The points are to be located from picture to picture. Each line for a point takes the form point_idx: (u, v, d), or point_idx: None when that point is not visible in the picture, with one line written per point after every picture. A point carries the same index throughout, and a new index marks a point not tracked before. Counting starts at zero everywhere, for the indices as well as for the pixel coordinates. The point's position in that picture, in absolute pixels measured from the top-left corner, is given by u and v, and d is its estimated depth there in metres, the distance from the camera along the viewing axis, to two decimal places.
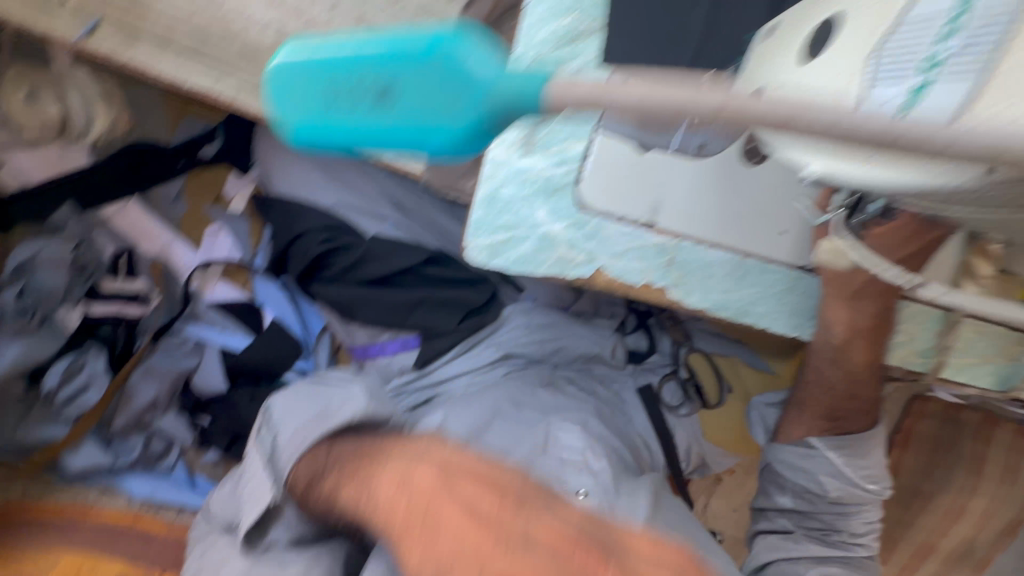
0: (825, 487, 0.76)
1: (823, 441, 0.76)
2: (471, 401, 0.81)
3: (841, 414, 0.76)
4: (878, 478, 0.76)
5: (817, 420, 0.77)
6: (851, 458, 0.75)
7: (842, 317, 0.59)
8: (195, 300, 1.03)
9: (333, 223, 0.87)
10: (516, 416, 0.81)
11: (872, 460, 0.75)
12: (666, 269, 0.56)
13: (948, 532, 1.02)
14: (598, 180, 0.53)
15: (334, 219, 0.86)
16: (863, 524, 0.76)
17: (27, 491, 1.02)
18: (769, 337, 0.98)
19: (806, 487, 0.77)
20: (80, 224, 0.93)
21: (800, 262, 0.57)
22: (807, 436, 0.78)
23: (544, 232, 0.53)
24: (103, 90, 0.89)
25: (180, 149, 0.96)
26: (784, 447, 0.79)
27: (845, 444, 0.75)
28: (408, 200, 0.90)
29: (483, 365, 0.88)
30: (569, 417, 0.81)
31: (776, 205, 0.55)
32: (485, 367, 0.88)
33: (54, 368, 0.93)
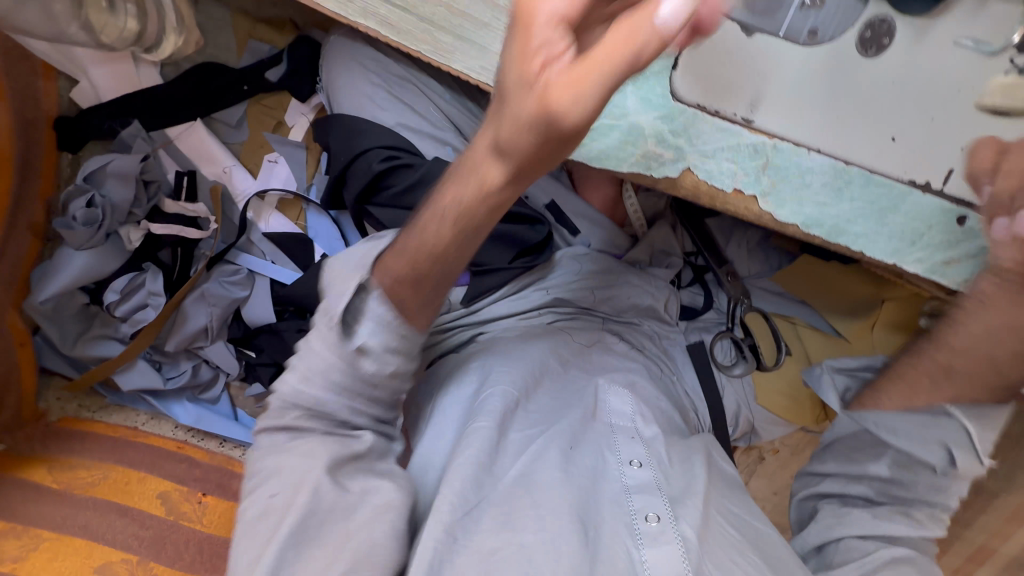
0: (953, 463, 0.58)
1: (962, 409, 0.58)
2: (517, 353, 0.73)
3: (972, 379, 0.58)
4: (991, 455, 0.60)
5: (945, 387, 0.60)
6: (985, 429, 0.58)
7: (943, 240, 0.54)
8: (250, 230, 1.04)
9: (394, 142, 0.79)
10: (563, 375, 0.73)
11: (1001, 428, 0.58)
12: (759, 173, 0.52)
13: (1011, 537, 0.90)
14: (696, 66, 0.48)
15: (398, 138, 0.79)
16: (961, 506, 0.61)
17: (82, 408, 1.08)
18: (835, 297, 0.92)
19: (924, 460, 0.60)
20: (147, 142, 0.94)
21: (907, 174, 0.52)
22: (942, 404, 0.59)
23: (632, 122, 0.50)
24: (178, 12, 0.87)
25: (246, 72, 0.95)
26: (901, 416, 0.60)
27: (988, 414, 0.58)
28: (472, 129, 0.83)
29: (530, 309, 0.84)
30: (616, 379, 0.75)
31: (889, 105, 0.50)
32: (531, 312, 0.84)
33: (116, 284, 0.96)
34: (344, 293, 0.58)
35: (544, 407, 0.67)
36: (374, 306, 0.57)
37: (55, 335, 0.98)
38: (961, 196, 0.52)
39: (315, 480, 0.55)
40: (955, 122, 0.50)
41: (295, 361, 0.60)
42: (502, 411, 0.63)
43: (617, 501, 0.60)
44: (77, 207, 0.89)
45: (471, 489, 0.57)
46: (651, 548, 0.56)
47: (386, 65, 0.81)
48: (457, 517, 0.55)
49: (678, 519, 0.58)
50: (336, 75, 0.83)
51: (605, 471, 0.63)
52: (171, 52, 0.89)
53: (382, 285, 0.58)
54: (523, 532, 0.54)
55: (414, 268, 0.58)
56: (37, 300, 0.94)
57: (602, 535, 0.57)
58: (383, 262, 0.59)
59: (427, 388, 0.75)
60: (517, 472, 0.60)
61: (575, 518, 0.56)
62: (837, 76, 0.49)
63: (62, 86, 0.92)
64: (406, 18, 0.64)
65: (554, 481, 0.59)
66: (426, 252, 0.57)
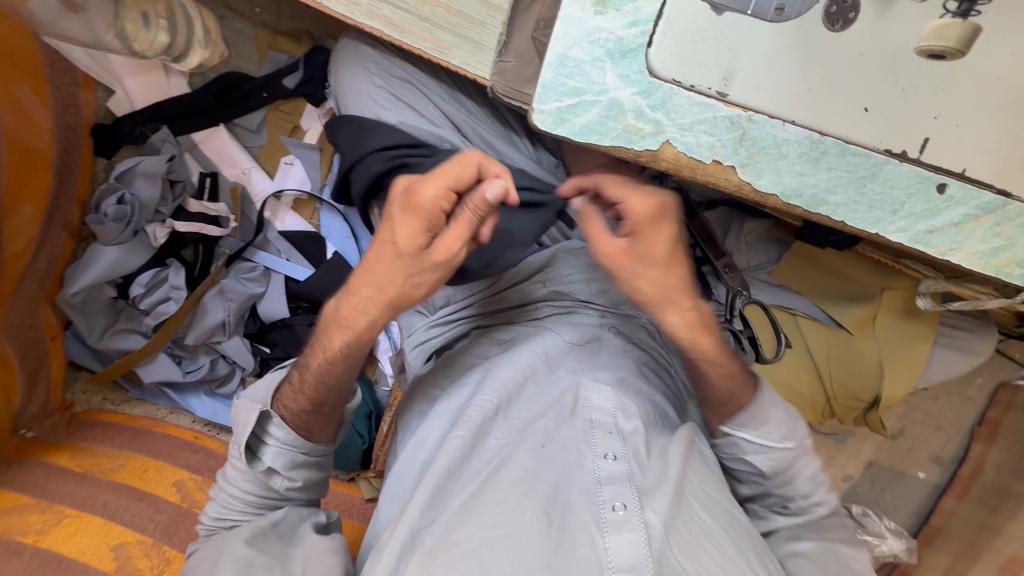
0: (761, 467, 0.75)
1: (731, 428, 0.74)
2: (508, 358, 0.75)
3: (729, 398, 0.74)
4: (792, 431, 0.74)
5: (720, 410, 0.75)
6: (759, 430, 0.73)
7: (919, 208, 0.56)
8: (267, 229, 1.10)
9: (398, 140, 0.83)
10: (548, 379, 0.74)
11: (774, 421, 0.73)
12: (736, 145, 0.55)
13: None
14: (671, 43, 0.52)
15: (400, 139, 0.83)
16: (807, 482, 0.75)
17: (106, 401, 1.14)
18: (834, 287, 0.91)
19: (749, 471, 0.76)
20: (174, 146, 1.02)
21: (882, 144, 0.54)
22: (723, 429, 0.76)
23: (613, 98, 0.53)
24: (204, 25, 0.95)
25: (265, 81, 1.03)
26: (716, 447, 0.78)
27: (748, 421, 0.73)
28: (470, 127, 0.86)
29: (527, 303, 0.86)
30: (600, 376, 0.75)
31: (859, 77, 0.52)
32: (527, 305, 0.86)
33: (140, 278, 1.02)
34: (247, 424, 0.70)
35: (525, 411, 0.70)
36: (275, 430, 0.70)
37: (83, 328, 1.04)
38: (938, 164, 0.54)
39: (248, 559, 0.62)
40: (928, 91, 0.52)
41: (216, 497, 0.73)
42: (478, 422, 0.67)
43: (587, 491, 0.61)
44: (109, 204, 0.96)
45: (437, 495, 0.62)
46: (614, 535, 0.57)
47: (390, 67, 0.86)
48: (424, 522, 0.60)
49: (645, 507, 0.59)
50: (344, 78, 0.89)
51: (579, 464, 0.64)
52: (197, 63, 0.98)
53: (285, 411, 0.71)
54: (483, 527, 0.57)
55: (310, 398, 0.71)
56: (68, 294, 1.00)
57: (568, 522, 0.58)
58: (281, 395, 0.72)
59: (419, 393, 0.80)
60: (485, 472, 0.63)
61: (540, 509, 0.58)
62: (806, 50, 0.51)
63: (99, 96, 1.01)
64: (408, 18, 0.70)
65: (517, 480, 0.61)
66: (316, 384, 0.70)
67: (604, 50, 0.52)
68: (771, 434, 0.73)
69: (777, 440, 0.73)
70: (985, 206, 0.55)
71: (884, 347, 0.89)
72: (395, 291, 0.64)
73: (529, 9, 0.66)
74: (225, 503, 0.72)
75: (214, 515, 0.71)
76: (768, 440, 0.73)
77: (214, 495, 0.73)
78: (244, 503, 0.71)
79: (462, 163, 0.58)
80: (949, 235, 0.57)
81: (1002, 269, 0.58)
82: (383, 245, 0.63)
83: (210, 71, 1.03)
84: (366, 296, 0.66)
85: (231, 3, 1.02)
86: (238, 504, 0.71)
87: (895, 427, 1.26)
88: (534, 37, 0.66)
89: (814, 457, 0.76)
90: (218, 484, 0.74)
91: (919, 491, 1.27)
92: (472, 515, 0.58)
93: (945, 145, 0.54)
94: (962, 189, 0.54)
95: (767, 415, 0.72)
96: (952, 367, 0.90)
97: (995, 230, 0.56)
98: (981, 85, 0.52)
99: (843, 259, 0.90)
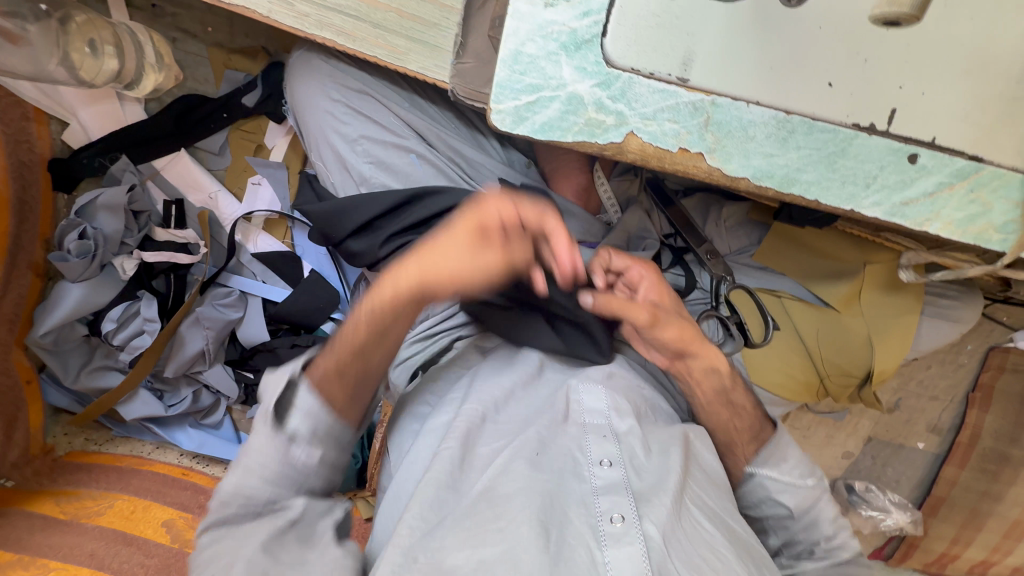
0: (790, 508, 0.73)
1: (756, 464, 0.73)
2: (500, 366, 0.75)
3: (753, 425, 0.75)
4: (812, 471, 0.74)
5: (748, 445, 0.75)
6: (780, 466, 0.73)
7: (892, 180, 0.55)
8: (240, 252, 1.07)
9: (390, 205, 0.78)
10: (539, 385, 0.73)
11: (794, 458, 0.73)
12: (702, 131, 0.53)
13: None
14: (625, 32, 0.50)
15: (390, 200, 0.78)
16: (829, 524, 0.73)
17: (89, 442, 1.10)
18: (815, 262, 0.90)
19: (777, 516, 0.74)
20: (136, 174, 0.99)
21: (850, 119, 0.53)
22: (749, 469, 0.74)
23: (571, 92, 0.52)
24: (156, 49, 0.93)
25: (223, 102, 1.00)
26: (740, 491, 0.76)
27: (770, 456, 0.73)
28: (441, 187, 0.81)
29: None
30: (590, 377, 0.74)
31: (821, 51, 0.51)
32: None
33: (112, 313, 0.99)
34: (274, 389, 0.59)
35: (512, 417, 0.69)
36: (303, 399, 0.59)
37: (57, 369, 1.01)
38: (908, 134, 0.53)
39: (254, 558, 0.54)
40: (891, 60, 0.51)
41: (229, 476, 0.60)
42: (465, 431, 0.65)
43: (584, 502, 0.60)
44: (70, 240, 0.93)
45: (429, 508, 0.59)
46: (613, 549, 0.55)
47: (347, 79, 0.82)
48: (416, 538, 0.57)
49: (643, 518, 0.58)
50: (298, 91, 0.85)
51: (575, 471, 0.63)
52: (151, 89, 0.95)
53: (318, 381, 0.60)
54: (479, 547, 0.54)
55: (341, 372, 0.60)
56: (38, 334, 0.96)
57: (566, 534, 0.56)
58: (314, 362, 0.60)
59: (406, 411, 0.77)
60: (482, 485, 0.60)
61: (536, 521, 0.55)
62: (763, 29, 0.50)
63: (53, 130, 0.96)
64: (360, 26, 0.68)
65: (517, 491, 0.58)
66: (349, 350, 0.60)
67: (558, 43, 0.50)
68: (792, 471, 0.73)
69: (802, 479, 0.73)
70: (958, 172, 0.54)
71: (871, 322, 0.88)
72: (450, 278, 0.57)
73: (484, 7, 0.65)
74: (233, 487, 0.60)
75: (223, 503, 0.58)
76: (787, 476, 0.73)
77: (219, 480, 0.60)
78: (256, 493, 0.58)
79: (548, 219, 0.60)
80: (924, 206, 0.56)
81: (981, 236, 0.57)
82: (450, 234, 0.57)
83: (166, 95, 1.00)
84: (415, 263, 0.57)
85: (183, 25, 0.99)
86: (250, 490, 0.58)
87: (891, 400, 1.23)
88: (490, 36, 0.64)
89: (833, 500, 0.74)
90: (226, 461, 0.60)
91: (920, 462, 1.27)
92: (468, 534, 0.56)
93: (913, 115, 0.53)
94: (933, 157, 0.53)
95: (787, 451, 0.73)
96: (941, 336, 0.89)
97: (971, 196, 0.55)
98: (941, 52, 0.51)
99: (821, 237, 0.89)
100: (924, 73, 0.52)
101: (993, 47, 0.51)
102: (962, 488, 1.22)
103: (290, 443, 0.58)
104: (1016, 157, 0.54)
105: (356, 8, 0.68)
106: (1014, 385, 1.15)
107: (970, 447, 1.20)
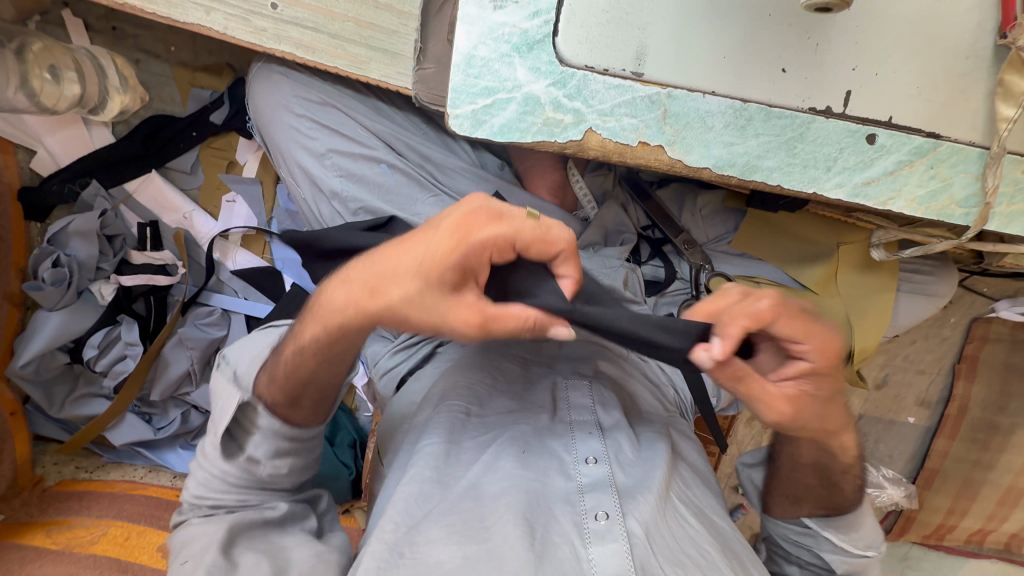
0: (831, 563, 0.72)
1: (817, 521, 0.71)
2: (474, 358, 0.73)
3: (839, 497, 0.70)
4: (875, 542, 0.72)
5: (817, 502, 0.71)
6: (847, 533, 0.70)
7: (852, 161, 0.55)
8: (219, 270, 1.07)
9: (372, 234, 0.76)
10: (518, 374, 0.72)
11: (865, 531, 0.71)
12: (660, 123, 0.53)
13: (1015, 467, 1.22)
14: (576, 31, 0.51)
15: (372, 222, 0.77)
16: None
17: (79, 470, 1.09)
18: (791, 248, 0.90)
19: (811, 561, 0.74)
20: (108, 199, 0.98)
21: (806, 103, 0.53)
22: (803, 515, 0.72)
23: (527, 93, 0.52)
24: (120, 72, 0.93)
25: (191, 120, 1.00)
26: (779, 523, 0.75)
27: (841, 522, 0.70)
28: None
29: None
30: (576, 373, 0.74)
31: (772, 38, 0.52)
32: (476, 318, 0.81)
33: (92, 340, 0.97)
34: (226, 411, 0.61)
35: (498, 410, 0.68)
36: (262, 420, 0.61)
37: (41, 399, 1.00)
38: (864, 115, 0.53)
39: (221, 539, 0.58)
40: (842, 43, 0.52)
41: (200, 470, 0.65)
42: (449, 427, 0.65)
43: (569, 500, 0.59)
44: (44, 269, 0.92)
45: (415, 503, 0.58)
46: (597, 546, 0.55)
47: (309, 91, 0.81)
48: (401, 533, 0.56)
49: (627, 514, 0.57)
50: (260, 105, 0.84)
51: (561, 469, 0.61)
52: (117, 111, 0.94)
53: (268, 400, 0.61)
54: (461, 544, 0.54)
55: (290, 386, 0.60)
56: (17, 365, 0.94)
57: (552, 532, 0.55)
58: (259, 385, 0.61)
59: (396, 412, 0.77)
60: (468, 480, 0.60)
61: (521, 521, 0.54)
62: (712, 19, 0.51)
63: (20, 158, 0.94)
64: (318, 37, 0.69)
65: (501, 491, 0.58)
66: (289, 372, 0.58)
67: (510, 45, 0.51)
68: (858, 540, 0.71)
69: (863, 549, 0.71)
70: (917, 150, 0.55)
71: (849, 302, 0.87)
72: (393, 304, 0.48)
73: (441, 11, 0.64)
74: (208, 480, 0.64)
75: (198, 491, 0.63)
76: (851, 546, 0.71)
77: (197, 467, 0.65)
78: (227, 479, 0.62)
79: (549, 237, 0.50)
80: (886, 185, 0.56)
81: (944, 211, 0.57)
82: (412, 254, 0.48)
83: (133, 117, 0.99)
84: (361, 284, 0.50)
85: (145, 45, 0.97)
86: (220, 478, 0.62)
87: (880, 376, 1.22)
88: (450, 41, 0.65)
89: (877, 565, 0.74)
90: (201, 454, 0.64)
91: (911, 435, 1.26)
92: (447, 529, 0.55)
93: (868, 95, 0.53)
94: (891, 136, 0.54)
95: (861, 522, 0.70)
96: (917, 311, 0.90)
97: (931, 172, 0.55)
98: (886, 31, 0.52)
99: (795, 219, 0.90)
100: (874, 54, 0.52)
101: (938, 23, 0.52)
102: (954, 460, 1.23)
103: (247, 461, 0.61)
104: (973, 133, 0.54)
105: (313, 20, 0.68)
106: (996, 355, 1.17)
107: (960, 419, 1.22)
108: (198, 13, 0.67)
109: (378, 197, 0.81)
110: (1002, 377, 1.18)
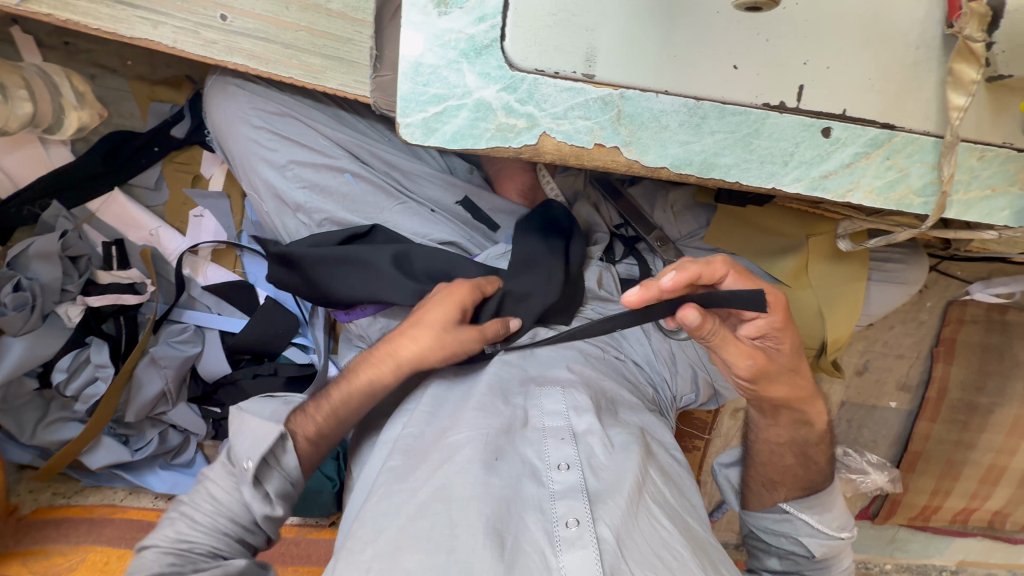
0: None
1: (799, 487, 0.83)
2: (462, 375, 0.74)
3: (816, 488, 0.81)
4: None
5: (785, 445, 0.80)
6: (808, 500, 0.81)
7: (809, 155, 0.55)
8: (190, 286, 1.05)
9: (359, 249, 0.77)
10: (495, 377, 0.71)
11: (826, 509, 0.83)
12: (615, 125, 0.53)
13: (995, 443, 1.24)
14: (524, 35, 0.50)
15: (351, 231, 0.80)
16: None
17: (56, 496, 1.05)
18: (765, 241, 0.90)
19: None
20: (70, 219, 0.96)
21: (759, 99, 0.53)
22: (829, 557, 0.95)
23: (478, 99, 0.52)
24: (75, 88, 0.91)
25: (153, 134, 0.98)
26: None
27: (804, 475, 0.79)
28: (417, 228, 0.81)
29: None
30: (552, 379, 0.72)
31: (721, 35, 0.51)
32: None
33: (61, 363, 0.96)
34: (263, 441, 0.66)
35: (471, 410, 0.66)
36: (289, 457, 0.67)
37: (12, 427, 0.97)
38: (818, 109, 0.53)
39: None
40: (792, 37, 0.52)
41: (182, 514, 0.66)
42: None
43: (540, 507, 0.58)
44: (4, 293, 0.88)
45: (383, 513, 0.58)
46: (567, 553, 0.53)
47: (266, 102, 0.80)
48: (368, 544, 0.56)
49: (598, 521, 0.56)
50: (218, 118, 0.82)
51: (533, 476, 0.61)
52: (75, 129, 0.92)
53: (299, 439, 0.69)
54: (425, 557, 0.52)
55: (327, 429, 0.70)
56: None
57: (521, 541, 0.54)
58: (294, 420, 0.70)
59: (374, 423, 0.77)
60: (434, 486, 0.58)
61: (489, 530, 0.53)
62: (660, 16, 0.50)
63: None
64: (271, 48, 0.67)
65: (471, 496, 0.56)
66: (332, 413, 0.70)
67: (458, 51, 0.50)
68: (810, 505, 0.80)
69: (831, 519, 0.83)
70: (872, 142, 0.55)
71: (821, 293, 0.88)
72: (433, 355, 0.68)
73: (394, 17, 0.62)
74: (187, 524, 0.65)
75: (175, 533, 0.63)
76: (826, 527, 0.74)
77: (176, 514, 0.66)
78: (215, 518, 0.65)
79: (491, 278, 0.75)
80: (844, 177, 0.56)
81: (903, 201, 0.58)
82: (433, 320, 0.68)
83: (92, 134, 0.97)
84: (398, 349, 0.69)
85: (102, 60, 0.96)
86: (208, 516, 0.65)
87: (859, 362, 1.23)
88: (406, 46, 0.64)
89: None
90: (186, 499, 0.67)
91: (894, 420, 1.27)
92: (411, 541, 0.54)
93: (821, 88, 0.53)
94: (846, 130, 0.54)
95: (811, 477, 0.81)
96: (889, 299, 0.91)
97: (887, 163, 0.55)
98: (836, 23, 0.52)
99: (768, 214, 0.89)
100: (826, 48, 0.52)
101: (885, 13, 0.52)
102: (937, 441, 1.24)
103: (255, 499, 0.65)
104: (930, 123, 0.54)
105: (265, 30, 0.67)
106: (973, 336, 1.19)
107: (942, 403, 1.22)
108: (146, 27, 0.66)
109: (343, 207, 0.81)
110: (980, 357, 1.19)
